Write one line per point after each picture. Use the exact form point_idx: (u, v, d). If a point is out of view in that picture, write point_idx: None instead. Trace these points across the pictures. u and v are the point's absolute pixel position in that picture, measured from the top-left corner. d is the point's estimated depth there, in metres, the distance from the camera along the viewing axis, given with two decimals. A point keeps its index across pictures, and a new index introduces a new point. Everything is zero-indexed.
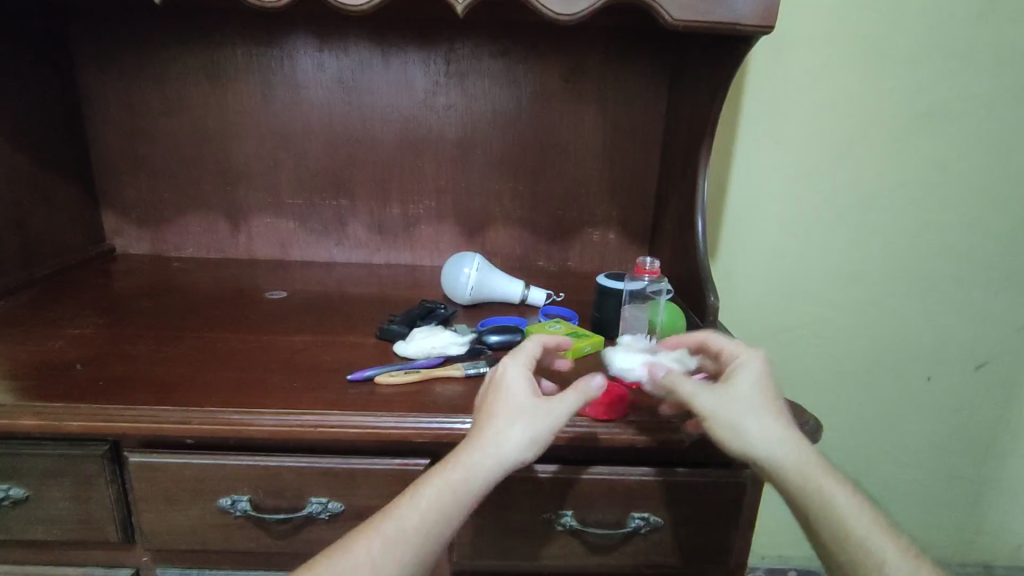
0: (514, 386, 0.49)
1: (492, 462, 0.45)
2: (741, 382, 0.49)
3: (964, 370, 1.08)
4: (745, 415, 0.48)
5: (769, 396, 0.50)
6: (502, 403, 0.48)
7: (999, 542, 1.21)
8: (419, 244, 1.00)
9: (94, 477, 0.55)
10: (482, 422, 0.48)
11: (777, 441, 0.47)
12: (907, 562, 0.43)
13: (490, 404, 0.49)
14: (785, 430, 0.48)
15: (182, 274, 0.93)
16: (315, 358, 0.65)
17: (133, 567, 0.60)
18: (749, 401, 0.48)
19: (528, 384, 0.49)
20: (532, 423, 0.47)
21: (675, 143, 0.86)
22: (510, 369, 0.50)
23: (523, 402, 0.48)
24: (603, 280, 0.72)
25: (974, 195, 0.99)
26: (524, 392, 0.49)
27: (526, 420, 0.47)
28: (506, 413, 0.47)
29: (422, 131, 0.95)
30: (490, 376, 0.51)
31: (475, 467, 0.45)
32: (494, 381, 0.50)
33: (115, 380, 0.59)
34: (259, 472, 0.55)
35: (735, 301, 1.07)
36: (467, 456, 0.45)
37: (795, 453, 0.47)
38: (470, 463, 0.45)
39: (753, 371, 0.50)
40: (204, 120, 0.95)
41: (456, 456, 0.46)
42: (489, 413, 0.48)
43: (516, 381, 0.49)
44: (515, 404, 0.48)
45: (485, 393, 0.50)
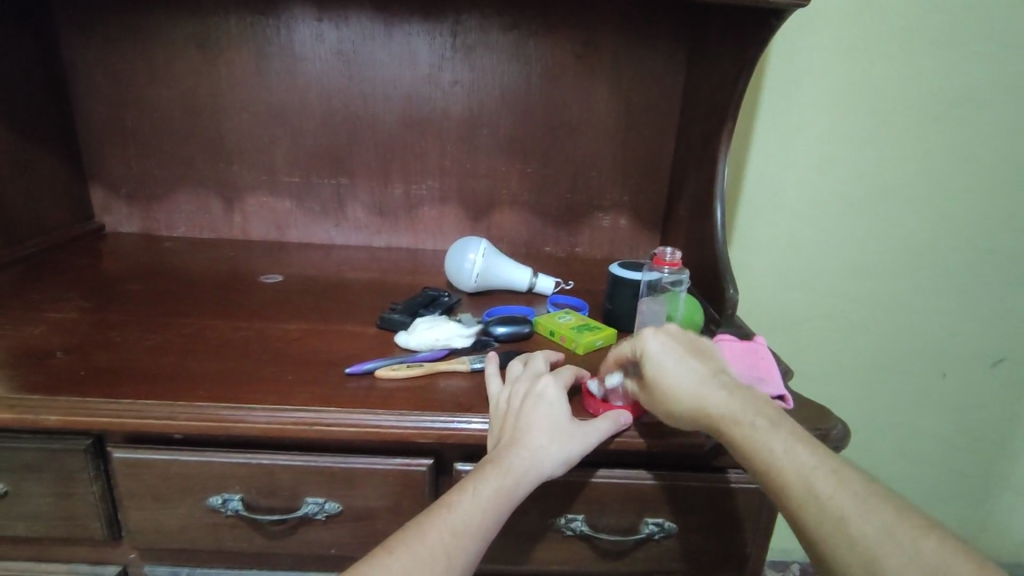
0: (550, 403, 0.50)
1: (529, 478, 0.46)
2: (652, 370, 0.49)
3: (978, 367, 1.06)
4: (669, 400, 0.48)
5: (684, 365, 0.49)
6: (542, 418, 0.48)
7: (1005, 539, 1.19)
8: (421, 227, 0.95)
9: (76, 473, 0.52)
10: (518, 434, 0.47)
11: (700, 409, 0.47)
12: (861, 521, 0.39)
13: (524, 415, 0.49)
14: (705, 394, 0.47)
15: (174, 255, 0.89)
16: (311, 349, 0.61)
17: (120, 565, 0.57)
18: (662, 382, 0.48)
19: (564, 400, 0.51)
20: (568, 441, 0.48)
21: (694, 125, 0.81)
22: (545, 384, 0.51)
23: (560, 420, 0.49)
24: (618, 270, 0.68)
25: (1001, 186, 0.95)
26: (561, 409, 0.50)
27: (567, 436, 0.48)
28: (546, 428, 0.48)
29: (425, 108, 0.90)
30: (518, 387, 0.51)
31: (514, 481, 0.45)
32: (525, 393, 0.50)
33: (99, 370, 0.55)
34: (251, 470, 0.52)
35: (746, 291, 1.03)
36: (509, 468, 0.45)
37: (721, 415, 0.46)
38: (510, 475, 0.45)
39: (657, 352, 0.50)
40: (196, 92, 0.90)
41: (494, 466, 0.45)
42: (528, 426, 0.48)
43: (551, 397, 0.50)
44: (553, 421, 0.49)
45: (513, 403, 0.50)
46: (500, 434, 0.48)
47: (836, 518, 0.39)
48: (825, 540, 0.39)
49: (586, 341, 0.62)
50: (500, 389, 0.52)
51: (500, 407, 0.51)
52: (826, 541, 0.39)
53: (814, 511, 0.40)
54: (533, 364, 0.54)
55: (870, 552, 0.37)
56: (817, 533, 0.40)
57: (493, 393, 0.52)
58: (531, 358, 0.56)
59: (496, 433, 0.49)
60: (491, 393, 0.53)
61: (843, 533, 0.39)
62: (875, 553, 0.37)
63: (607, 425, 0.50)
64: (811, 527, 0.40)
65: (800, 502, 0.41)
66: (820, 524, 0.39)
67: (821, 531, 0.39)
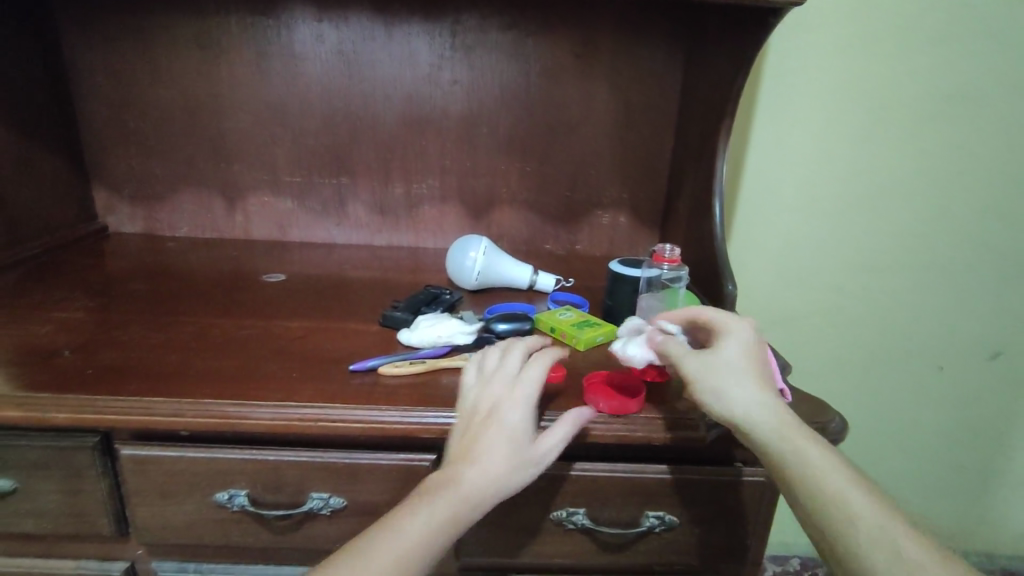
0: (514, 421, 0.47)
1: (485, 501, 0.43)
2: (729, 350, 0.47)
3: (976, 362, 1.06)
4: (732, 378, 0.46)
5: (760, 369, 0.47)
6: (504, 437, 0.46)
7: (1004, 533, 1.20)
8: (422, 225, 0.96)
9: (84, 470, 0.53)
10: (476, 454, 0.45)
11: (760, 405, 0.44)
12: (903, 536, 0.38)
13: (485, 432, 0.46)
14: (770, 397, 0.45)
15: (177, 254, 0.89)
16: (315, 346, 0.62)
17: (128, 561, 0.58)
18: (733, 372, 0.46)
19: (530, 415, 0.47)
20: (527, 464, 0.46)
21: (692, 122, 0.82)
22: (513, 397, 0.48)
23: (522, 441, 0.46)
24: (618, 267, 0.68)
25: (998, 181, 0.96)
26: (525, 426, 0.47)
27: (523, 457, 0.46)
28: (507, 451, 0.45)
29: (425, 107, 0.91)
30: (484, 395, 0.48)
31: (468, 504, 0.43)
32: (492, 404, 0.48)
33: (106, 368, 0.56)
34: (256, 466, 0.52)
35: (746, 288, 1.04)
36: (464, 490, 0.43)
37: (782, 412, 0.44)
38: (465, 496, 0.43)
39: (742, 339, 0.48)
40: (198, 93, 0.91)
41: (449, 487, 0.43)
42: (489, 444, 0.45)
43: (517, 412, 0.47)
44: (514, 441, 0.46)
45: (479, 412, 0.48)
46: (461, 445, 0.46)
47: (882, 526, 0.39)
48: (865, 541, 0.38)
49: (587, 337, 0.62)
50: (470, 392, 0.50)
51: (467, 412, 0.49)
52: (862, 542, 0.38)
53: (861, 516, 0.39)
54: (506, 364, 0.50)
55: (911, 561, 0.37)
56: (855, 535, 0.39)
57: (463, 394, 0.50)
58: (505, 355, 0.51)
59: (454, 445, 0.46)
60: (461, 394, 0.50)
61: (886, 539, 0.38)
62: (916, 562, 0.37)
63: (565, 433, 0.48)
64: (844, 531, 0.39)
65: (846, 504, 0.40)
66: (863, 527, 0.39)
67: (861, 533, 0.39)
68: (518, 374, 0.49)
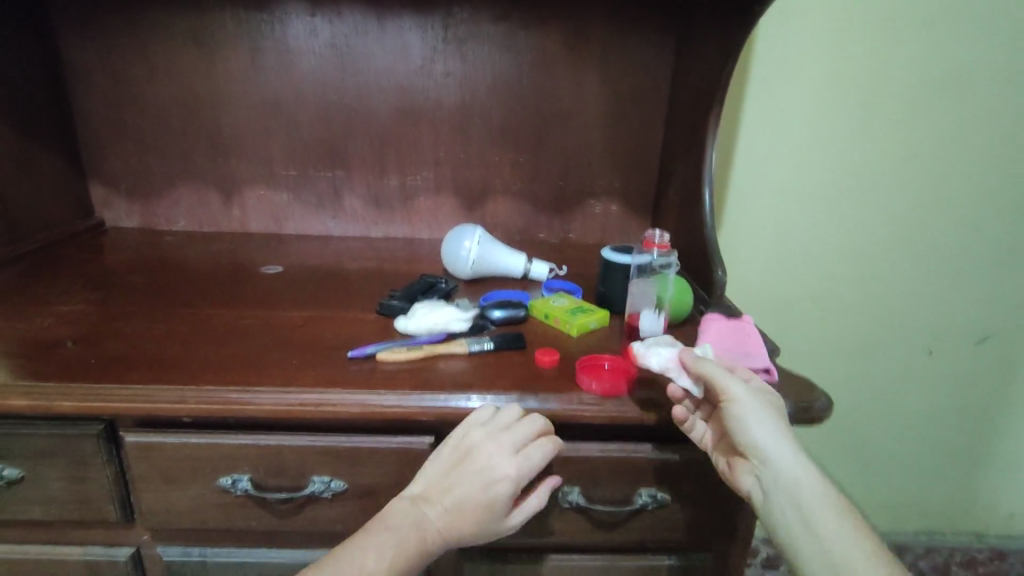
0: (493, 493, 0.49)
1: (440, 549, 0.48)
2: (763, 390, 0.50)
3: (964, 344, 1.08)
4: (771, 412, 0.48)
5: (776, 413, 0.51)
6: (479, 503, 0.48)
7: (993, 513, 1.22)
8: (417, 217, 0.97)
9: (90, 457, 0.54)
10: (448, 511, 0.48)
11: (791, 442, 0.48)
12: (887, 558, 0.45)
13: (465, 495, 0.48)
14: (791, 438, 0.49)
15: (175, 248, 0.90)
16: (314, 334, 0.63)
17: (134, 546, 0.60)
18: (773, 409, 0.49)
19: (511, 489, 0.49)
20: (488, 530, 0.50)
21: (682, 112, 0.83)
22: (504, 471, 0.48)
23: (494, 511, 0.49)
24: (609, 254, 0.70)
25: (983, 167, 0.98)
26: (502, 498, 0.49)
27: (487, 525, 0.49)
28: (476, 519, 0.48)
29: (418, 100, 0.91)
30: (479, 457, 0.49)
31: (425, 553, 0.47)
32: (481, 466, 0.49)
33: (110, 358, 0.57)
34: (258, 451, 0.54)
35: (737, 275, 1.05)
36: (425, 542, 0.47)
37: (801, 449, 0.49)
38: (425, 545, 0.47)
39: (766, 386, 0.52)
40: (193, 88, 0.92)
41: (414, 538, 0.47)
42: (463, 505, 0.48)
43: (498, 486, 0.49)
44: (486, 511, 0.49)
45: (468, 463, 0.49)
46: (439, 487, 0.49)
47: (873, 547, 0.45)
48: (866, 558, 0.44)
49: (579, 322, 0.64)
50: (467, 434, 0.50)
51: (458, 452, 0.50)
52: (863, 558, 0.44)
53: (861, 538, 0.45)
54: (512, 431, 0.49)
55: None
56: (857, 553, 0.44)
57: (461, 430, 0.51)
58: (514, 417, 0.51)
59: (433, 489, 0.49)
60: (461, 427, 0.51)
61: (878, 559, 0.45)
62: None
63: (530, 506, 0.52)
64: (849, 550, 0.45)
65: (849, 528, 0.46)
66: (863, 547, 0.45)
67: (862, 552, 0.45)
68: (517, 445, 0.49)
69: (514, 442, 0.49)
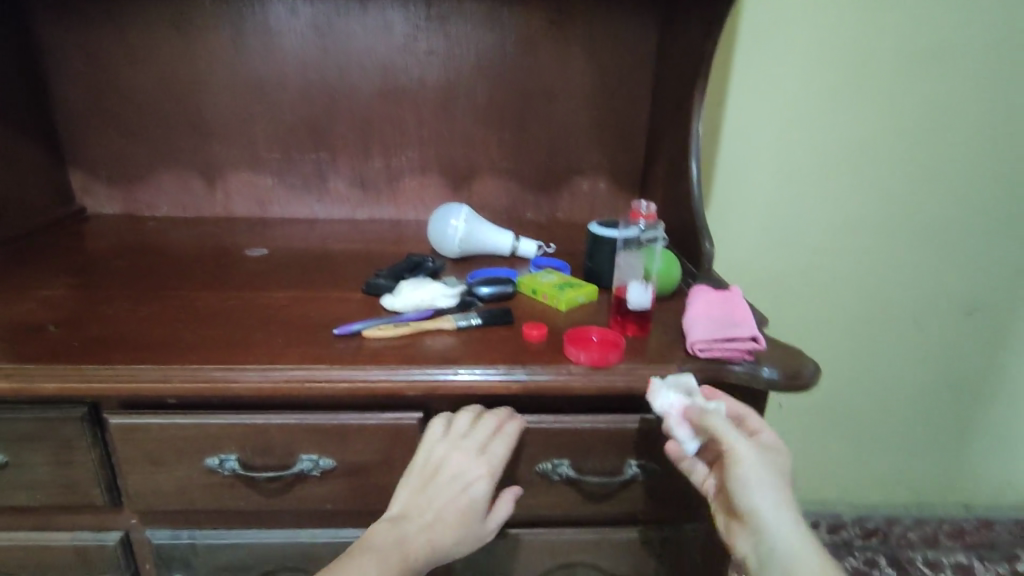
0: (469, 496, 0.51)
1: (426, 565, 0.49)
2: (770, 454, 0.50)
3: (951, 317, 1.09)
4: (774, 477, 0.48)
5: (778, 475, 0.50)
6: (457, 509, 0.50)
7: (981, 484, 1.24)
8: (403, 198, 0.96)
9: (75, 440, 0.54)
10: (428, 522, 0.49)
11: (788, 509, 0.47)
12: None
13: (442, 503, 0.50)
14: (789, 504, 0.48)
15: (159, 233, 0.89)
16: (300, 314, 0.62)
17: (123, 530, 0.59)
18: (772, 472, 0.48)
19: (486, 493, 0.51)
20: (469, 538, 0.51)
21: (668, 86, 0.83)
22: (475, 472, 0.50)
23: (473, 512, 0.51)
24: (597, 228, 0.70)
25: (967, 139, 0.98)
26: (478, 499, 0.51)
27: (468, 533, 0.51)
28: (457, 525, 0.50)
29: (402, 79, 0.90)
30: (451, 467, 0.50)
31: (412, 569, 0.48)
32: (453, 472, 0.50)
33: (92, 340, 0.56)
34: (245, 429, 0.53)
35: (727, 252, 1.05)
36: (409, 558, 0.47)
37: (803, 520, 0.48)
38: (410, 561, 0.48)
39: (776, 449, 0.51)
40: (172, 71, 0.90)
41: (399, 553, 0.47)
42: (442, 513, 0.50)
43: (473, 489, 0.51)
44: (466, 517, 0.50)
45: (440, 473, 0.51)
46: (415, 503, 0.50)
47: None
48: None
49: (567, 297, 0.64)
50: (434, 446, 0.52)
51: (429, 466, 0.51)
52: None
53: None
54: (476, 433, 0.51)
55: None
56: None
57: (427, 444, 0.52)
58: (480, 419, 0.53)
59: (411, 505, 0.50)
60: (425, 442, 0.52)
61: None
62: None
63: (504, 510, 0.54)
64: None
65: None
66: None
67: None
68: (485, 448, 0.51)
69: (482, 445, 0.51)
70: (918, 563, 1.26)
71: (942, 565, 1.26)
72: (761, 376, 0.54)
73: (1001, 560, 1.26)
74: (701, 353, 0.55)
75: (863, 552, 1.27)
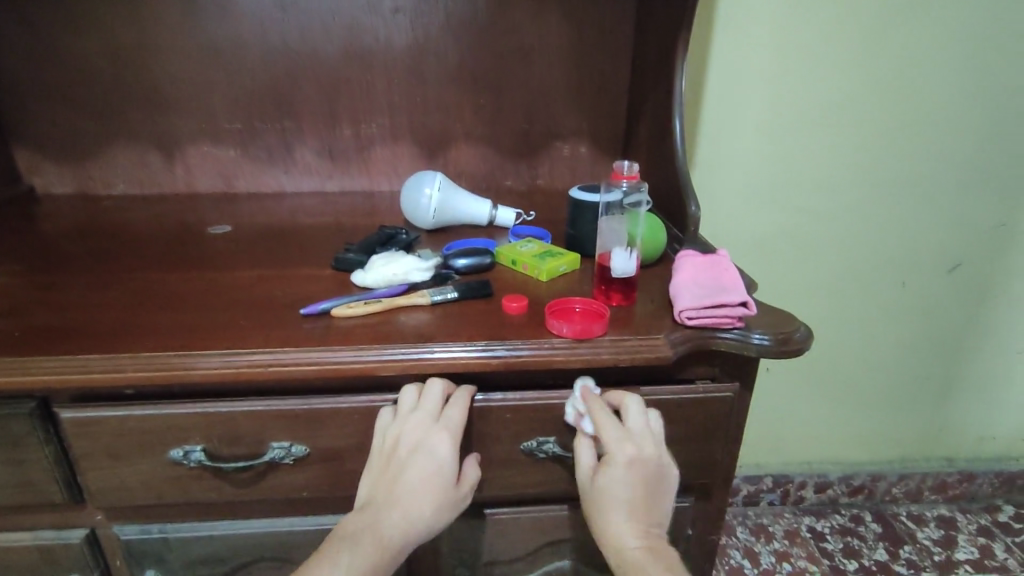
0: (437, 464, 0.48)
1: (407, 544, 0.46)
2: (605, 482, 0.48)
3: (935, 273, 1.08)
4: (597, 508, 0.48)
5: (633, 496, 0.47)
6: (429, 480, 0.47)
7: (964, 438, 1.25)
8: (375, 167, 0.92)
9: (25, 437, 0.50)
10: (398, 500, 0.46)
11: (612, 537, 0.47)
12: None
13: (408, 478, 0.47)
14: (628, 529, 0.47)
15: (116, 212, 0.84)
16: (265, 294, 0.59)
17: (88, 527, 0.56)
18: (598, 503, 0.48)
19: (454, 459, 0.48)
20: (449, 505, 0.48)
21: (649, 41, 0.78)
22: (434, 437, 0.47)
23: (445, 478, 0.48)
24: (578, 194, 0.66)
25: (954, 91, 0.95)
26: (448, 464, 0.48)
27: (444, 502, 0.48)
28: (430, 496, 0.47)
29: (368, 41, 0.85)
30: (406, 441, 0.48)
31: (394, 551, 0.45)
32: (410, 444, 0.47)
33: (38, 330, 0.52)
34: (209, 419, 0.50)
35: (712, 215, 1.02)
36: (386, 539, 0.45)
37: (626, 554, 0.46)
38: (387, 544, 0.45)
39: (620, 474, 0.47)
40: (119, 36, 0.83)
41: (372, 539, 0.45)
42: (408, 485, 0.47)
43: (440, 456, 0.48)
44: (439, 485, 0.47)
45: (399, 449, 0.48)
46: (381, 484, 0.47)
47: None
48: None
49: (549, 267, 0.61)
50: (389, 428, 0.49)
51: (388, 446, 0.49)
52: None
53: None
54: (426, 402, 0.49)
55: None
56: None
57: (383, 428, 0.50)
58: (427, 387, 0.50)
59: (377, 488, 0.47)
60: (380, 426, 0.50)
61: None
62: None
63: (474, 472, 0.51)
64: None
65: None
66: None
67: None
68: (438, 414, 0.49)
69: (434, 412, 0.49)
70: (902, 517, 1.27)
71: (926, 519, 1.27)
72: (752, 343, 0.52)
73: (982, 511, 1.28)
74: (690, 321, 0.52)
75: (849, 510, 1.28)
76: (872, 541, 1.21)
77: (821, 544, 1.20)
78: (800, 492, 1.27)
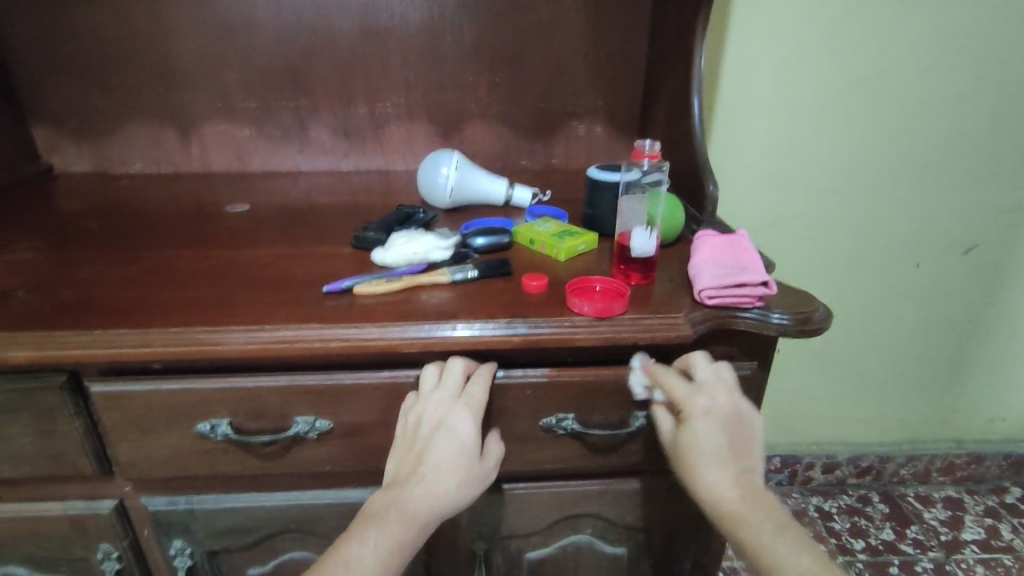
0: (460, 441, 0.48)
1: (434, 518, 0.46)
2: (692, 435, 0.47)
3: (951, 255, 1.08)
4: (687, 465, 0.47)
5: (724, 445, 0.46)
6: (453, 456, 0.48)
7: (973, 420, 1.26)
8: (390, 146, 0.91)
9: (56, 410, 0.51)
10: (422, 476, 0.47)
11: (707, 492, 0.45)
12: None
13: (431, 455, 0.47)
14: (722, 479, 0.45)
15: (134, 190, 0.84)
16: (286, 272, 0.59)
17: (116, 498, 0.57)
18: (687, 457, 0.47)
19: (476, 435, 0.49)
20: (473, 482, 0.49)
21: (668, 18, 0.77)
22: (455, 415, 0.48)
23: (468, 455, 0.49)
24: (596, 173, 0.66)
25: (976, 71, 0.94)
26: (470, 441, 0.49)
27: (468, 478, 0.48)
28: (455, 472, 0.47)
29: (383, 18, 0.84)
30: (427, 420, 0.49)
31: (421, 525, 0.45)
32: (432, 423, 0.48)
33: (65, 305, 0.53)
34: (236, 394, 0.51)
35: (726, 195, 1.02)
36: (413, 513, 0.45)
37: (730, 506, 0.44)
38: (414, 518, 0.45)
39: (707, 423, 0.47)
40: (132, 11, 0.83)
41: (399, 514, 0.44)
42: (432, 462, 0.47)
43: (462, 433, 0.48)
44: (462, 462, 0.48)
45: (421, 429, 0.49)
46: (406, 462, 0.48)
47: None
48: None
49: (567, 246, 0.61)
50: (412, 408, 0.50)
51: (411, 428, 0.50)
52: None
53: None
54: (446, 382, 0.50)
55: None
56: None
57: (407, 409, 0.51)
58: (447, 367, 0.51)
59: (401, 466, 0.48)
60: (404, 408, 0.51)
61: None
62: None
63: (497, 450, 0.52)
64: None
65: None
66: None
67: None
68: (457, 393, 0.50)
69: (453, 391, 0.49)
70: (910, 498, 1.28)
71: (934, 499, 1.28)
72: (771, 323, 0.53)
73: (990, 492, 1.29)
74: (710, 301, 0.53)
75: (857, 490, 1.29)
76: (879, 521, 1.23)
77: (829, 524, 1.21)
78: (808, 473, 1.28)
